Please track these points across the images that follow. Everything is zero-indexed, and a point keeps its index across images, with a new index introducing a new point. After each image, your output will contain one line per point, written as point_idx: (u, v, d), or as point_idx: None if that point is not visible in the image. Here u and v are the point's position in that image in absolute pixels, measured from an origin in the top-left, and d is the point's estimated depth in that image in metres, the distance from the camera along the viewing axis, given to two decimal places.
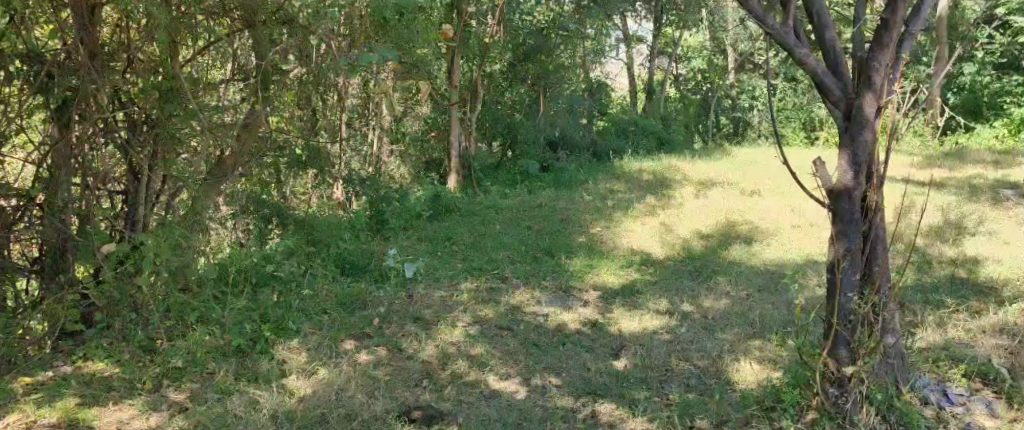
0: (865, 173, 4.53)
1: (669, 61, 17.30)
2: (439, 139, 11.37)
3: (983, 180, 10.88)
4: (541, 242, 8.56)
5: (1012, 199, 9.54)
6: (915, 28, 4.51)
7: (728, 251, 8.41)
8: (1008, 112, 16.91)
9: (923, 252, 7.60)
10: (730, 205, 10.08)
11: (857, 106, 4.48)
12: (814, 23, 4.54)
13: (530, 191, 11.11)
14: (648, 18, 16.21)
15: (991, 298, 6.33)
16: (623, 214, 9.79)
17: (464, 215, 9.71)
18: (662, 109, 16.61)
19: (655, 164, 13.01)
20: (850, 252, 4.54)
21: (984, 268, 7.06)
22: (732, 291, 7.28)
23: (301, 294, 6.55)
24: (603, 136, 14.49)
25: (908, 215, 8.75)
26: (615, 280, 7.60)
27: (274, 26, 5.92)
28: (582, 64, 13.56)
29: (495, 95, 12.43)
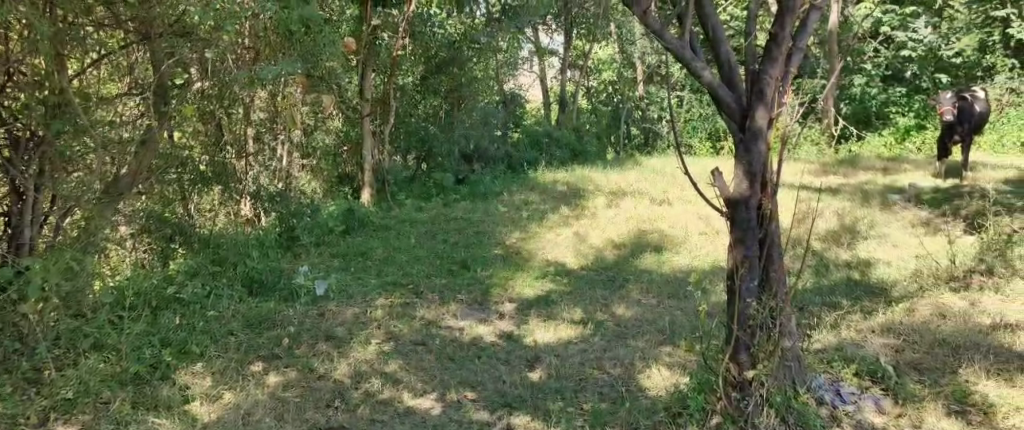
0: (760, 182, 4.67)
1: (581, 73, 17.56)
2: (351, 153, 11.28)
3: (875, 185, 11.40)
4: (457, 255, 8.59)
5: (900, 203, 10.02)
6: (803, 42, 4.69)
7: (641, 259, 8.58)
8: (895, 122, 17.60)
9: (821, 256, 7.91)
10: (642, 214, 10.29)
11: (750, 118, 4.63)
12: (709, 38, 4.69)
13: (445, 204, 11.11)
14: (559, 32, 16.44)
15: (881, 298, 6.62)
16: (538, 225, 9.89)
17: (379, 229, 9.66)
18: (575, 122, 16.91)
19: (568, 174, 13.20)
20: (748, 258, 4.69)
21: (876, 270, 7.39)
22: (643, 299, 7.43)
23: (205, 316, 6.38)
24: (517, 148, 14.64)
25: (806, 221, 9.10)
26: (530, 292, 7.67)
27: (170, 40, 5.86)
28: (494, 77, 13.64)
29: (409, 107, 12.18)
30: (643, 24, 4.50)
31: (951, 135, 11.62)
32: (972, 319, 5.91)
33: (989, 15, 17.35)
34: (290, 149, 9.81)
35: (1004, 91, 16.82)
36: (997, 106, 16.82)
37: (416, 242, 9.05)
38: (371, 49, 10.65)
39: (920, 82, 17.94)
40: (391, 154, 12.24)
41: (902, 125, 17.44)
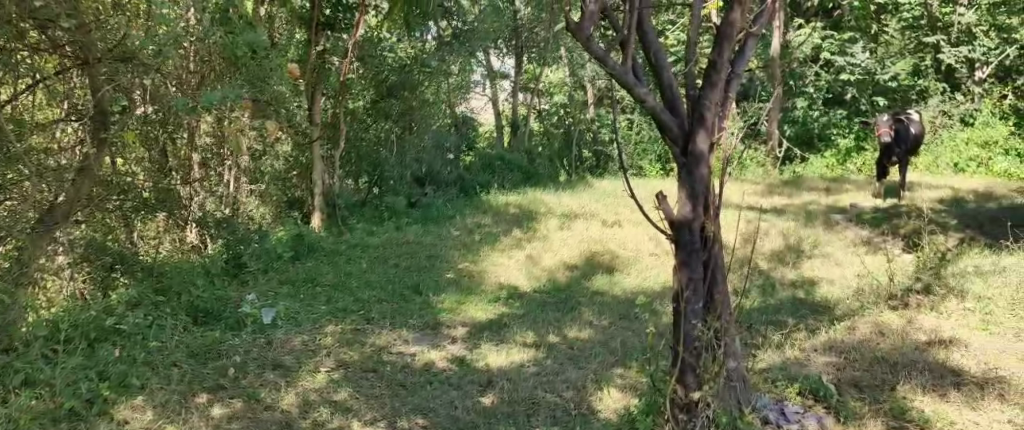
0: (702, 205, 4.73)
1: (532, 96, 17.65)
2: (302, 177, 11.15)
3: (818, 205, 11.63)
4: (408, 280, 8.53)
5: (842, 223, 10.23)
6: (740, 68, 4.79)
7: (593, 280, 8.61)
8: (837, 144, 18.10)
9: (767, 275, 8.02)
10: (593, 235, 10.35)
11: (692, 142, 4.69)
12: (652, 64, 4.74)
13: (396, 227, 11.07)
14: (510, 55, 16.49)
15: (825, 317, 6.74)
16: (490, 248, 9.89)
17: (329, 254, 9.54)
18: (526, 145, 17.00)
19: (519, 197, 13.23)
20: (693, 280, 4.73)
21: (820, 289, 7.54)
22: (594, 320, 7.45)
23: (147, 347, 6.26)
24: (469, 171, 14.66)
25: (752, 241, 9.25)
26: (483, 315, 7.65)
27: (110, 64, 5.75)
28: (446, 101, 13.63)
29: (360, 130, 11.96)
30: (587, 50, 4.50)
31: (890, 154, 11.82)
32: (909, 336, 6.02)
33: (921, 41, 18.00)
34: (238, 175, 9.82)
35: (936, 113, 17.36)
36: (930, 128, 17.20)
37: (367, 267, 8.98)
38: (321, 74, 10.49)
39: (859, 104, 18.28)
40: (341, 179, 12.19)
41: (843, 147, 17.94)
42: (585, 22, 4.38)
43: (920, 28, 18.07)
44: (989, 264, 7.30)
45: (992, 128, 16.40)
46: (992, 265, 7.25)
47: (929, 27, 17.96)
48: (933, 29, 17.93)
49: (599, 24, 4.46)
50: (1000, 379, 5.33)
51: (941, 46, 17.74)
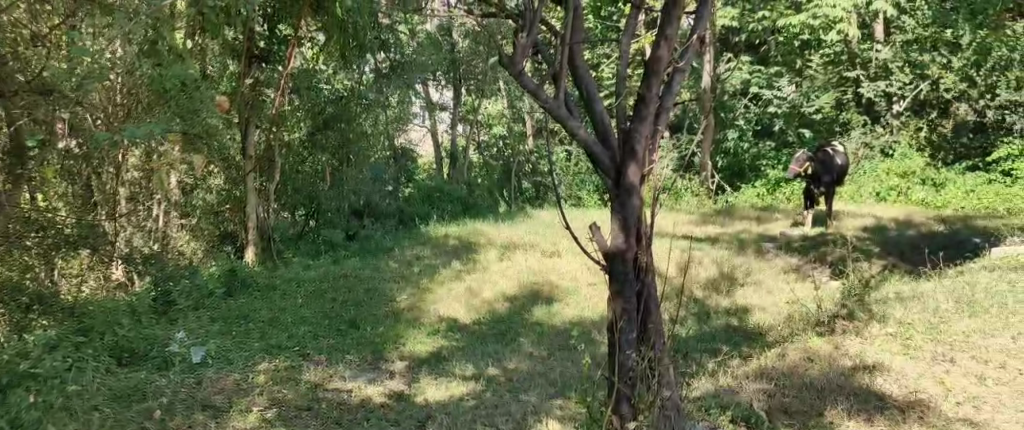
0: (635, 235, 4.74)
1: (472, 128, 17.65)
2: (234, 213, 10.85)
3: (750, 234, 11.84)
4: (345, 315, 8.36)
5: (773, 251, 10.41)
6: (669, 102, 4.85)
7: (532, 312, 8.54)
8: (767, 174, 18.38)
9: (701, 304, 8.10)
10: (532, 266, 10.33)
11: (624, 175, 4.70)
12: (583, 97, 4.74)
13: (333, 261, 10.88)
14: (449, 87, 16.47)
15: (758, 344, 6.85)
16: (429, 280, 9.78)
17: (262, 289, 9.22)
18: (466, 177, 16.99)
19: (459, 228, 13.18)
20: (628, 310, 4.75)
21: (752, 317, 7.66)
22: (534, 351, 7.39)
23: (64, 392, 5.96)
24: (409, 203, 14.58)
25: (688, 270, 9.34)
26: (422, 349, 7.54)
27: (30, 96, 5.61)
28: (385, 133, 13.42)
29: (295, 163, 11.63)
30: (519, 84, 4.49)
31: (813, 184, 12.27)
32: (837, 361, 6.07)
33: (842, 75, 18.05)
34: (168, 209, 9.69)
35: (859, 145, 17.75)
36: (853, 160, 17.60)
37: (303, 302, 8.77)
38: (253, 106, 10.28)
39: (788, 135, 19.28)
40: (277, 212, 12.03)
41: (773, 177, 18.10)
42: (516, 56, 4.36)
43: (841, 62, 18.16)
44: (910, 289, 7.43)
45: (910, 160, 16.71)
46: (912, 290, 7.37)
47: (850, 61, 18.04)
48: (854, 64, 18.01)
49: (530, 58, 4.45)
50: (921, 403, 5.33)
51: (860, 80, 17.92)
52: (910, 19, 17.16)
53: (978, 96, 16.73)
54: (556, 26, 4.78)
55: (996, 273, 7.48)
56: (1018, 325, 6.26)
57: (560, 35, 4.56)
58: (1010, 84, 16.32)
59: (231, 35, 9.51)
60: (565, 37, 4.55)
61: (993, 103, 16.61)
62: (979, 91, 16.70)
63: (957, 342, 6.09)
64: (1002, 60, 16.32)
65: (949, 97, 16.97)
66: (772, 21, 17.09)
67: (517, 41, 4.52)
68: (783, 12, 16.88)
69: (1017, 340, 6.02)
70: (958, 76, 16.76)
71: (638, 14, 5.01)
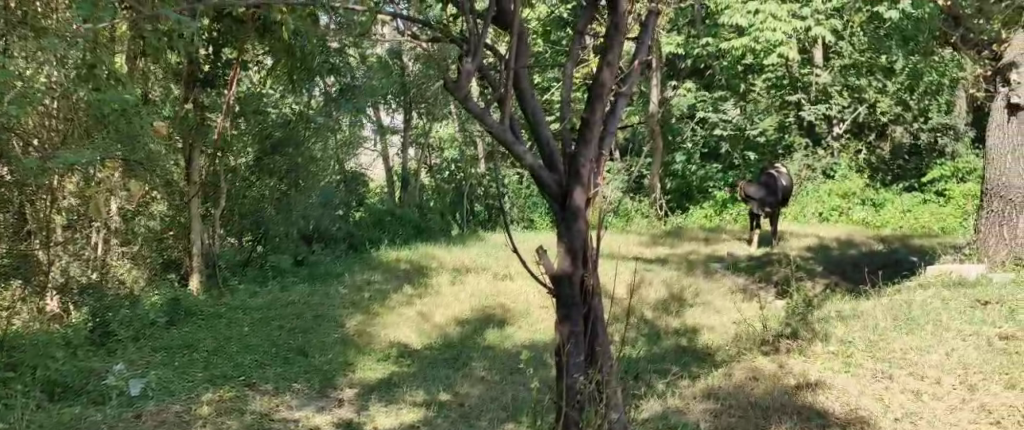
0: (581, 259, 4.77)
1: (423, 151, 17.62)
2: (178, 238, 10.62)
3: (699, 255, 11.97)
4: (292, 342, 8.25)
5: (721, 271, 10.54)
6: (612, 126, 4.91)
7: (484, 336, 8.51)
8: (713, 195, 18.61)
9: (651, 325, 8.19)
10: (485, 289, 10.30)
11: (570, 199, 4.73)
12: (529, 121, 4.75)
13: (281, 287, 10.73)
14: (400, 111, 16.42)
15: (707, 364, 6.95)
16: (379, 305, 9.70)
17: (207, 317, 9.05)
18: (417, 199, 16.94)
19: (410, 252, 13.13)
20: (574, 333, 4.76)
21: (701, 337, 7.77)
22: (486, 375, 7.36)
23: None
24: (359, 226, 14.50)
25: (639, 292, 9.40)
26: (372, 376, 7.48)
27: None
28: (335, 157, 13.34)
29: (242, 188, 11.39)
30: (464, 108, 4.46)
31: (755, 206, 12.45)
32: (782, 380, 6.15)
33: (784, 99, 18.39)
34: (108, 235, 9.61)
35: (801, 167, 18.00)
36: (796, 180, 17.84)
37: (249, 330, 8.64)
38: (200, 130, 10.11)
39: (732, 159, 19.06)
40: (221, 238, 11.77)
41: (720, 198, 18.31)
42: (462, 80, 4.33)
43: (783, 86, 18.45)
44: (850, 308, 7.55)
45: (850, 181, 17.35)
46: (853, 309, 7.49)
47: (791, 86, 18.36)
48: (795, 88, 18.35)
49: (476, 82, 4.43)
50: (860, 420, 5.41)
51: (802, 104, 18.31)
52: (847, 45, 17.71)
53: (912, 120, 17.80)
54: (500, 51, 4.79)
55: (931, 291, 7.63)
56: (950, 341, 6.34)
57: (506, 60, 4.58)
58: (940, 109, 17.60)
59: (175, 59, 9.40)
60: (510, 62, 4.56)
61: (925, 127, 17.72)
62: (912, 114, 17.74)
63: (896, 359, 6.19)
64: (932, 85, 17.39)
65: (886, 120, 17.85)
66: (717, 45, 17.38)
67: (462, 66, 4.51)
68: (726, 37, 17.20)
69: (951, 355, 6.09)
70: (893, 100, 17.67)
71: (580, 40, 5.08)
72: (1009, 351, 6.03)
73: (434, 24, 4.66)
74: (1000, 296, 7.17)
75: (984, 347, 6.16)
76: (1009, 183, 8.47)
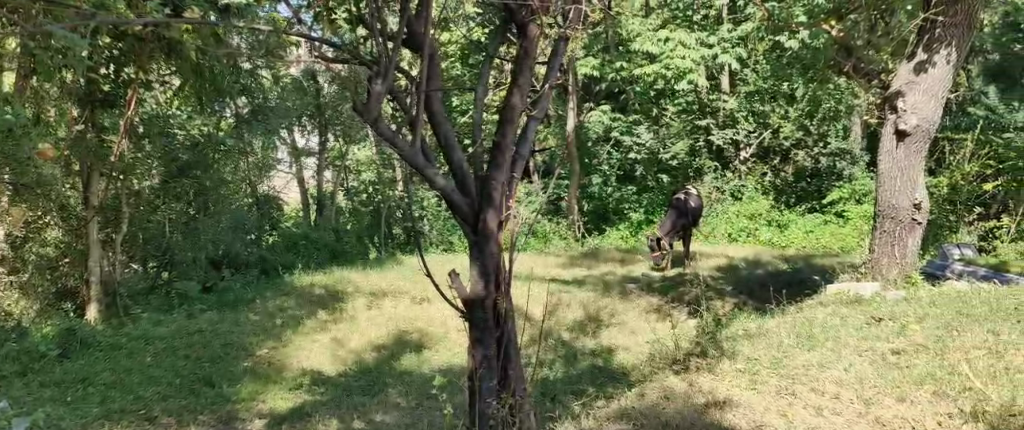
0: (494, 282, 4.82)
1: (339, 173, 17.42)
2: (74, 265, 10.26)
3: (614, 276, 12.17)
4: (199, 372, 8.07)
5: (636, 292, 10.71)
6: (523, 150, 4.99)
7: (401, 360, 8.47)
8: (630, 217, 18.82)
9: (567, 346, 8.30)
10: (402, 312, 10.24)
11: (482, 223, 4.78)
12: (441, 144, 4.78)
13: (187, 316, 10.43)
14: (316, 132, 16.21)
15: (621, 384, 7.08)
16: (292, 332, 9.54)
17: (105, 348, 8.81)
18: (334, 222, 16.72)
19: (325, 276, 12.98)
20: (487, 357, 4.82)
21: (617, 357, 7.93)
22: (402, 401, 7.32)
23: None
24: (273, 250, 14.22)
25: (555, 313, 9.50)
26: (284, 405, 7.38)
27: None
28: (245, 180, 13.16)
29: (146, 213, 10.95)
30: (375, 132, 4.44)
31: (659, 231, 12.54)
32: (691, 399, 6.26)
33: (694, 123, 18.93)
34: None
35: (711, 189, 18.63)
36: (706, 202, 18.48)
37: (152, 361, 8.41)
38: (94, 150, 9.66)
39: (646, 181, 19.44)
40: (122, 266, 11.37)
41: (635, 219, 18.63)
42: (372, 102, 4.34)
43: (692, 111, 19.04)
44: (756, 326, 7.78)
45: (756, 202, 17.94)
46: (758, 327, 7.72)
47: (700, 110, 19.08)
48: (704, 113, 19.07)
49: (386, 104, 4.45)
50: None
51: (711, 128, 18.91)
52: (752, 73, 18.65)
53: (812, 145, 18.31)
54: (411, 74, 4.81)
55: (831, 308, 7.94)
56: (848, 356, 6.59)
57: (417, 84, 4.60)
58: (838, 134, 18.15)
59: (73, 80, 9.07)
60: (421, 85, 4.58)
61: (824, 151, 18.19)
62: (813, 139, 18.28)
63: (799, 375, 6.39)
64: (830, 111, 17.86)
65: (788, 144, 18.41)
66: (630, 71, 17.74)
67: (372, 88, 4.52)
68: (639, 63, 17.54)
69: (848, 370, 6.32)
70: (794, 126, 18.28)
71: (490, 64, 5.13)
72: (900, 364, 6.29)
73: (343, 45, 4.66)
74: (892, 313, 7.49)
75: (878, 362, 6.41)
76: (897, 205, 8.83)
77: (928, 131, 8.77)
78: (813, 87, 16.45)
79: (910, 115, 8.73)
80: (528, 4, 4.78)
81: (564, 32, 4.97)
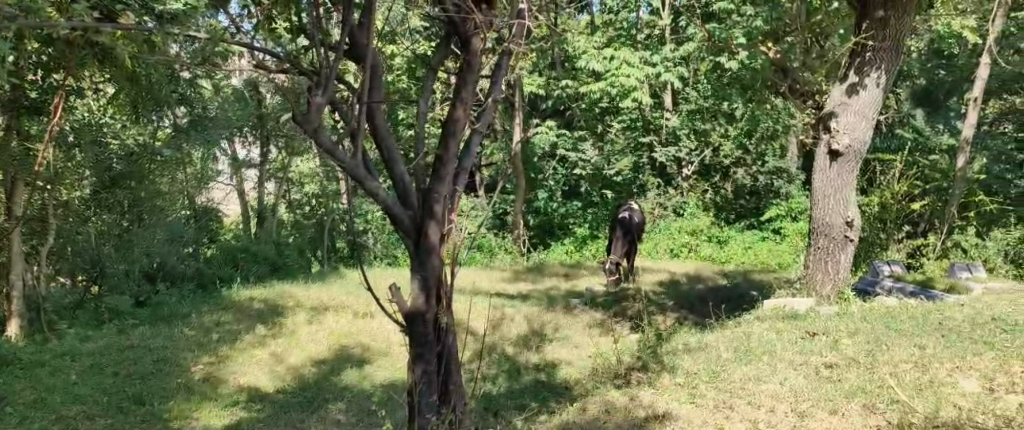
0: (434, 296, 4.81)
1: (281, 186, 17.23)
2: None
3: (558, 291, 12.22)
4: (128, 389, 7.89)
5: (579, 307, 10.77)
6: (466, 164, 5.01)
7: (341, 375, 8.38)
8: (574, 232, 19.06)
9: (511, 361, 8.31)
10: (343, 327, 10.13)
11: (423, 237, 4.77)
12: (383, 157, 4.77)
13: (118, 331, 10.19)
14: (257, 144, 16.02)
15: (564, 398, 7.10)
16: (229, 347, 9.38)
17: (28, 366, 8.58)
18: (275, 234, 16.48)
19: (266, 290, 12.77)
20: (427, 372, 4.79)
21: (559, 371, 7.96)
22: (342, 417, 7.25)
23: None
24: (209, 264, 13.96)
25: (498, 328, 9.50)
26: (218, 423, 7.25)
27: None
28: (182, 191, 13.07)
29: (77, 223, 10.70)
30: (315, 142, 4.40)
31: (613, 256, 12.43)
32: (631, 413, 6.31)
33: (638, 141, 19.19)
34: None
35: (654, 205, 18.83)
36: (649, 218, 18.68)
37: (77, 378, 8.21)
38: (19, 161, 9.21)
39: (591, 196, 19.46)
40: (47, 281, 11.06)
41: (580, 234, 18.88)
42: (312, 112, 4.30)
43: (636, 128, 19.25)
44: (696, 341, 7.87)
45: (697, 219, 18.22)
46: (698, 341, 7.83)
47: (644, 128, 19.26)
48: (647, 130, 19.25)
49: (327, 115, 4.41)
50: None
51: (653, 145, 19.18)
52: (693, 92, 18.73)
53: (751, 163, 18.62)
54: (353, 86, 4.78)
55: (767, 323, 8.08)
56: (783, 370, 6.71)
57: (358, 95, 4.56)
58: (775, 153, 18.56)
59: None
60: (363, 96, 4.55)
61: (762, 169, 18.52)
62: (752, 157, 18.63)
63: (737, 389, 6.48)
64: (768, 130, 18.29)
65: (727, 162, 18.71)
66: (576, 87, 17.87)
67: (313, 98, 4.48)
68: (584, 80, 17.69)
69: (784, 383, 6.44)
70: (734, 144, 18.63)
71: (433, 76, 5.12)
72: (833, 379, 6.42)
73: (284, 55, 4.61)
74: (827, 327, 7.66)
75: (811, 376, 6.54)
76: (831, 222, 9.04)
77: (859, 151, 9.00)
78: (752, 106, 16.76)
79: (843, 136, 8.96)
80: (471, 18, 4.77)
81: (507, 47, 4.97)
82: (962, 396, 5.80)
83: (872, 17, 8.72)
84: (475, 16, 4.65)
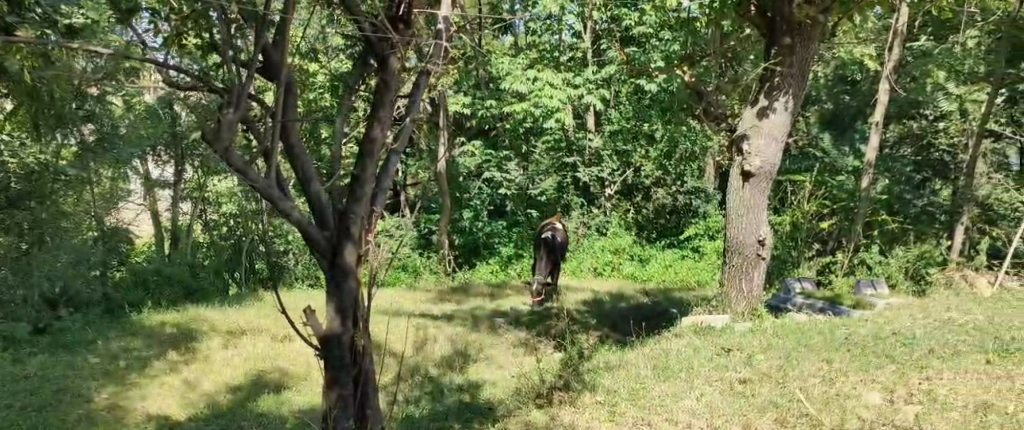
0: (351, 319, 4.73)
1: (197, 206, 16.84)
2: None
3: (482, 310, 12.18)
4: (25, 422, 7.56)
5: (503, 326, 10.74)
6: (384, 184, 4.94)
7: (257, 401, 8.18)
8: (499, 252, 19.05)
9: (434, 382, 8.23)
10: (260, 351, 9.87)
11: (339, 258, 4.69)
12: (299, 178, 4.65)
13: (14, 361, 9.77)
14: (171, 164, 15.63)
15: (487, 419, 7.03)
16: (138, 374, 9.07)
17: None
18: (191, 256, 16.09)
19: (179, 314, 12.40)
20: (343, 396, 4.69)
21: (483, 392, 7.90)
22: None
23: None
24: (116, 289, 13.53)
25: (421, 349, 9.41)
26: None
27: None
28: (89, 212, 12.69)
29: None
30: (226, 161, 4.27)
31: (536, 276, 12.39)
32: None
33: (562, 161, 19.23)
34: None
35: (578, 224, 18.94)
36: (573, 237, 18.79)
37: None
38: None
39: (516, 217, 19.53)
40: None
41: (505, 253, 18.90)
42: (221, 132, 4.19)
43: (561, 149, 19.33)
44: (616, 359, 7.93)
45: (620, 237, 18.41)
46: (618, 359, 7.89)
47: (568, 148, 19.33)
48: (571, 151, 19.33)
49: (238, 134, 4.30)
50: None
51: (578, 165, 19.27)
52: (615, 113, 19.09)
53: (671, 183, 19.01)
54: (266, 105, 4.68)
55: (685, 340, 8.18)
56: (700, 386, 6.79)
57: (271, 114, 4.46)
58: (694, 174, 19.04)
59: None
60: (276, 115, 4.45)
61: (682, 189, 18.96)
62: (672, 178, 19.00)
63: (654, 406, 6.53)
64: (687, 152, 18.74)
65: (648, 182, 19.04)
66: (500, 108, 17.94)
67: (223, 116, 4.35)
68: (508, 100, 17.78)
69: (700, 400, 6.51)
70: (654, 166, 18.84)
71: (350, 96, 5.04)
72: (747, 394, 6.52)
73: (196, 73, 4.51)
74: (742, 344, 7.79)
75: (726, 392, 6.63)
76: (746, 241, 9.22)
77: (771, 171, 9.23)
78: (672, 127, 17.16)
79: (755, 158, 9.16)
80: (389, 38, 4.73)
81: (425, 66, 4.92)
82: (866, 408, 5.96)
83: (779, 43, 8.97)
84: (392, 36, 4.60)
